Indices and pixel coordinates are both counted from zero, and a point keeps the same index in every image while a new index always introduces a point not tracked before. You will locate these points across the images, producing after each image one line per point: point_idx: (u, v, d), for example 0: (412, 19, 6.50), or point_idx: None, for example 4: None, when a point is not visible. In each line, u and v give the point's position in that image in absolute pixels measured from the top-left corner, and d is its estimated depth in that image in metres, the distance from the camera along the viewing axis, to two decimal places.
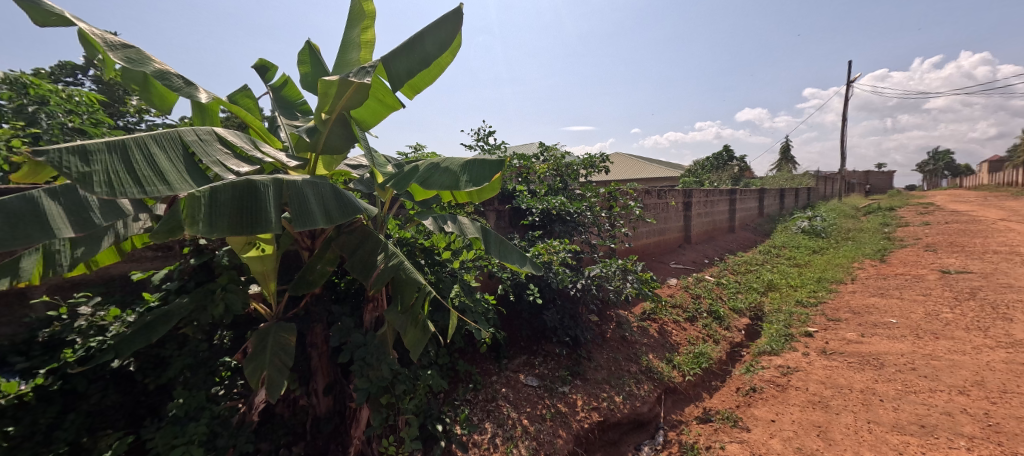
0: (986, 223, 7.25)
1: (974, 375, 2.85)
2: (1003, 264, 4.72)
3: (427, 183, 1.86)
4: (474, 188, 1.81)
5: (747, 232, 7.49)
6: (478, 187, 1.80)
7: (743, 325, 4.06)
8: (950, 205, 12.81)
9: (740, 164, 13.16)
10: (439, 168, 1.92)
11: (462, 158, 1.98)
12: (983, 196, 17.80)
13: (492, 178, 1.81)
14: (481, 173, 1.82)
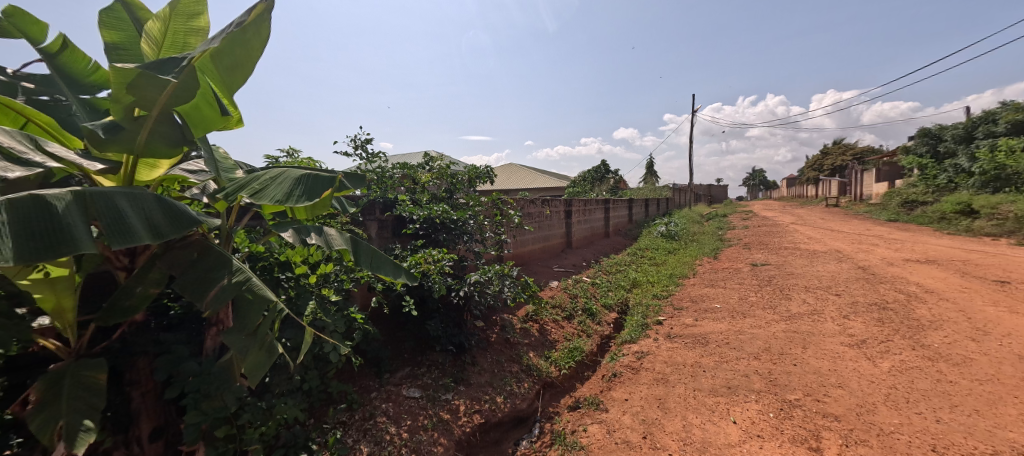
0: (783, 226, 9.50)
1: (764, 342, 3.71)
2: (788, 257, 6.25)
3: (258, 195, 1.83)
4: (305, 202, 1.76)
5: (621, 237, 8.57)
6: (308, 201, 1.77)
7: (611, 319, 4.62)
8: (763, 213, 16.50)
9: (616, 177, 14.97)
10: (275, 180, 1.90)
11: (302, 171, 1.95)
12: (786, 206, 23.27)
13: (322, 195, 1.82)
14: (315, 189, 1.82)
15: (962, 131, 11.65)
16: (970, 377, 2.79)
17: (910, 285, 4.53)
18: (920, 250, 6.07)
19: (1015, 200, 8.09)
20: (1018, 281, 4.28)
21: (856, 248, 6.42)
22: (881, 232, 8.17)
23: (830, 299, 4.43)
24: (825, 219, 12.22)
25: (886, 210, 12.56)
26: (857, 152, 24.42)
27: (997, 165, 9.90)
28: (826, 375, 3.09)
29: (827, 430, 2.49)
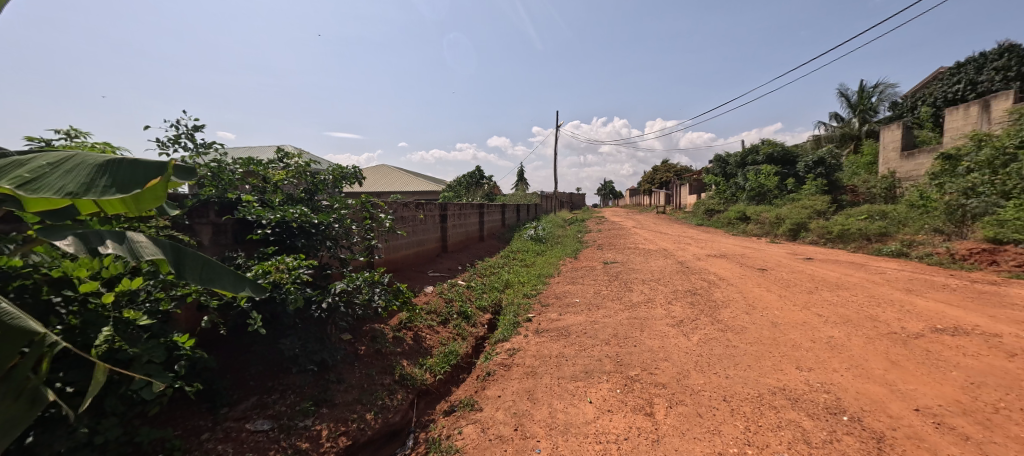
0: (626, 230, 11.37)
1: (613, 329, 4.37)
2: (631, 255, 7.52)
3: (39, 185, 1.42)
4: (117, 195, 1.46)
5: (495, 241, 8.97)
6: (123, 193, 1.48)
7: (486, 320, 4.79)
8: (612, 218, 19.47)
9: (490, 183, 15.65)
10: (65, 170, 1.51)
11: (109, 158, 1.61)
12: (629, 212, 27.96)
13: (147, 184, 1.54)
14: (130, 179, 1.52)
15: (738, 159, 15.84)
16: (744, 340, 3.80)
17: (709, 274, 5.94)
18: (716, 247, 8.01)
19: (766, 210, 11.39)
20: (769, 268, 6.03)
21: (676, 247, 8.10)
22: (692, 233, 10.50)
23: (659, 289, 5.49)
24: (656, 223, 15.09)
25: (696, 217, 16.18)
26: (675, 171, 30.96)
27: (758, 184, 13.78)
28: (656, 351, 3.79)
29: (657, 396, 3.07)
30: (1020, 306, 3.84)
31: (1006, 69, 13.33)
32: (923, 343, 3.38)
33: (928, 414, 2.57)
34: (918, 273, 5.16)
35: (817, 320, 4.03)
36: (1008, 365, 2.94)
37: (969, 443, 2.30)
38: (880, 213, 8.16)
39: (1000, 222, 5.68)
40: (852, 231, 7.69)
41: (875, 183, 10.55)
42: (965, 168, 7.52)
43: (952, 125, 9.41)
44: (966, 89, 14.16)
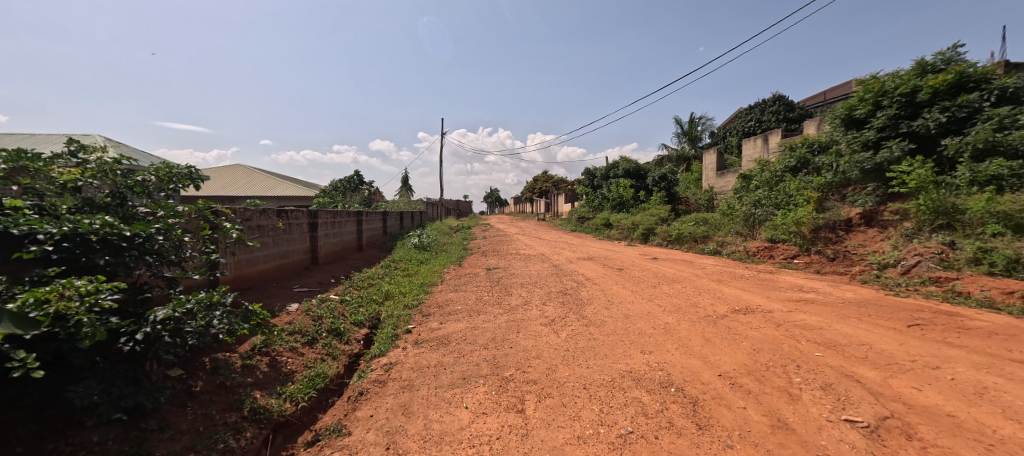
0: (510, 236, 11.99)
1: (491, 333, 4.53)
2: (513, 261, 7.92)
3: None
4: None
5: (375, 250, 8.48)
6: None
7: (361, 335, 4.49)
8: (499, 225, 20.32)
9: (370, 189, 14.79)
10: None
11: None
12: (516, 219, 29.49)
13: None
14: None
15: (603, 172, 18.14)
16: (603, 333, 4.33)
17: (578, 275, 6.63)
18: (585, 251, 8.98)
19: (626, 217, 13.23)
20: (625, 267, 7.01)
21: (552, 251, 8.84)
22: (568, 239, 11.58)
23: (536, 292, 5.90)
24: (538, 229, 16.25)
25: (572, 223, 17.91)
26: (555, 182, 33.96)
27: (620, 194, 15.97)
28: (529, 350, 4.05)
29: (528, 393, 3.28)
30: (782, 288, 5.25)
31: (777, 113, 18.18)
32: (727, 321, 4.33)
33: (727, 377, 3.30)
34: (725, 267, 6.62)
35: (657, 309, 4.83)
36: (775, 333, 3.97)
37: (750, 396, 3.04)
38: (703, 219, 10.22)
39: (772, 226, 7.67)
40: (685, 234, 9.46)
41: (699, 195, 13.24)
42: (754, 185, 9.95)
43: (747, 152, 12.39)
44: (756, 125, 18.84)
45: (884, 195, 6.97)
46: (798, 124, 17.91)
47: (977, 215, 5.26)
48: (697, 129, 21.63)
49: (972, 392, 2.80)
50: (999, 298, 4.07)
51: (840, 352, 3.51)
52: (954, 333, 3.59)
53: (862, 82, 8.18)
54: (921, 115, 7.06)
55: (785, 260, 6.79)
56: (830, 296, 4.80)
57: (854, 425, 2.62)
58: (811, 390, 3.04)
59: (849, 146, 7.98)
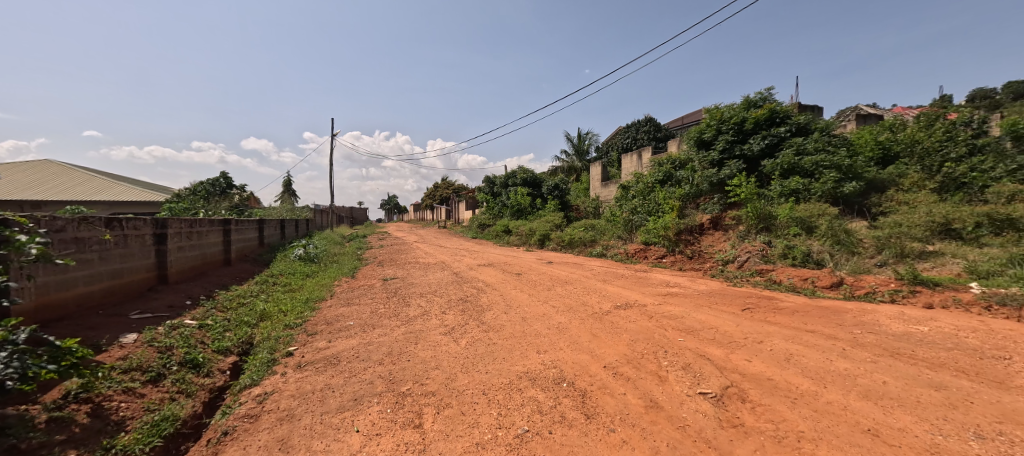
0: (409, 245, 11.59)
1: (387, 347, 4.29)
2: (412, 270, 7.66)
3: None
4: None
5: (248, 264, 7.32)
6: None
7: (226, 365, 3.81)
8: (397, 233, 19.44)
9: (242, 193, 12.79)
10: None
11: None
12: (416, 226, 28.56)
13: None
14: None
15: (502, 181, 18.80)
16: (502, 337, 4.46)
17: (478, 282, 6.72)
18: (485, 257, 9.15)
19: (524, 224, 13.90)
20: (523, 272, 7.36)
21: (453, 259, 8.81)
22: (469, 246, 11.68)
23: (435, 301, 5.79)
24: (439, 237, 16.05)
25: (473, 231, 18.15)
26: (456, 189, 33.99)
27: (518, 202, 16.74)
28: (428, 362, 3.94)
29: (426, 406, 3.19)
30: (653, 284, 6.10)
31: (648, 133, 21.22)
32: (610, 316, 4.85)
33: (611, 367, 3.69)
34: (609, 268, 7.43)
35: (552, 310, 5.17)
36: (647, 324, 4.58)
37: (629, 382, 3.45)
38: (591, 225, 11.31)
39: (646, 230, 8.86)
40: (576, 239, 10.34)
41: (587, 204, 14.66)
42: (631, 195, 11.38)
43: (625, 166, 14.18)
44: (632, 143, 21.67)
45: (725, 204, 8.66)
46: (664, 144, 21.16)
47: (783, 219, 6.90)
48: (585, 143, 23.94)
49: (782, 358, 3.64)
50: (798, 283, 5.37)
51: (695, 335, 4.21)
52: (771, 312, 4.61)
53: (709, 110, 10.03)
54: (747, 141, 9.00)
55: (656, 259, 7.93)
56: (688, 289, 5.74)
57: (705, 396, 3.18)
58: (675, 370, 3.58)
59: (700, 163, 9.71)
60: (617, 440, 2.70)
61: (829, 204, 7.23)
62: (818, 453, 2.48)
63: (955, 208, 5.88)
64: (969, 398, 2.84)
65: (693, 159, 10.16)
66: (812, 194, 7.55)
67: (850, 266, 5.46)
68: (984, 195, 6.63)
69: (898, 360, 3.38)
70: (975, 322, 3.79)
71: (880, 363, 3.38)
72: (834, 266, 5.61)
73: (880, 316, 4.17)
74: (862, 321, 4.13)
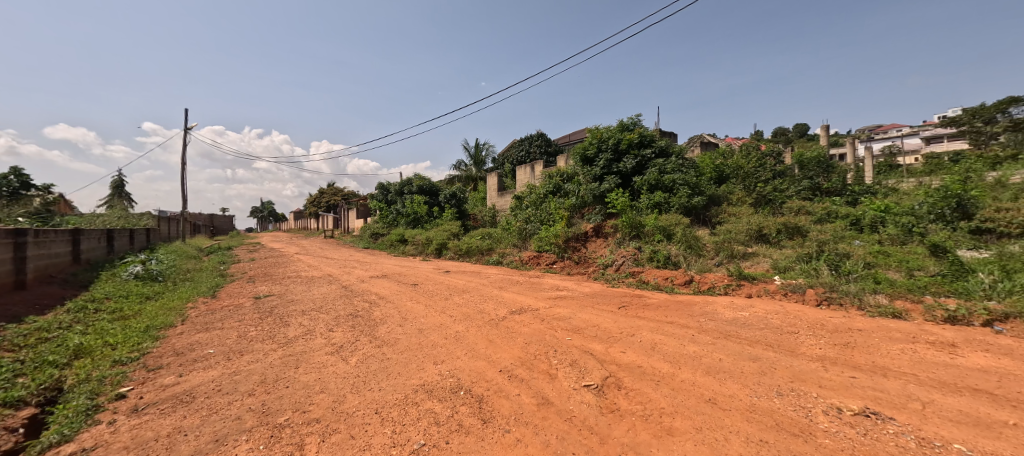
0: (288, 257, 10.33)
1: (260, 375, 3.75)
2: (292, 285, 6.83)
3: None
4: None
5: (55, 286, 5.65)
6: None
7: (17, 421, 2.82)
8: (273, 244, 17.11)
9: (45, 194, 9.82)
10: None
11: None
12: (295, 236, 25.51)
13: None
14: None
15: (397, 188, 18.11)
16: (396, 351, 4.29)
17: (371, 295, 6.34)
18: (378, 268, 8.68)
19: (420, 233, 13.58)
20: (419, 282, 7.19)
21: (341, 271, 8.15)
22: (360, 257, 10.91)
23: (320, 318, 5.27)
24: (325, 248, 14.64)
25: (365, 241, 17.01)
26: (345, 195, 31.48)
27: (414, 211, 16.29)
28: (312, 386, 3.56)
29: (309, 435, 2.88)
30: (545, 288, 6.55)
31: (540, 147, 22.85)
32: (506, 322, 5.05)
33: (506, 371, 3.84)
34: (505, 275, 7.74)
35: (449, 320, 5.16)
36: (540, 326, 4.90)
37: (523, 383, 3.64)
38: (488, 233, 11.65)
39: (538, 238, 9.46)
40: (473, 247, 10.50)
41: (484, 212, 15.11)
42: (525, 205, 12.09)
43: (519, 178, 15.03)
44: (525, 156, 23.08)
45: (604, 214, 9.81)
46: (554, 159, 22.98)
47: (648, 227, 8.14)
48: (482, 154, 24.57)
49: (648, 346, 4.26)
50: (661, 281, 6.35)
51: (580, 334, 4.66)
52: (641, 309, 5.37)
53: (591, 130, 11.26)
54: (621, 160, 10.36)
55: (547, 264, 8.54)
56: (575, 291, 6.32)
57: (589, 388, 3.55)
58: (563, 367, 3.90)
59: (584, 177, 10.83)
60: (511, 440, 2.82)
61: (682, 215, 8.74)
62: (675, 424, 3.00)
63: (763, 219, 7.67)
64: (773, 365, 3.74)
65: (578, 173, 11.28)
66: (670, 206, 9.04)
67: (697, 266, 6.67)
68: (781, 208, 8.80)
69: (729, 340, 4.27)
70: (776, 307, 5.00)
71: (717, 344, 4.22)
72: (686, 266, 6.79)
73: (717, 306, 5.20)
74: (706, 311, 5.10)
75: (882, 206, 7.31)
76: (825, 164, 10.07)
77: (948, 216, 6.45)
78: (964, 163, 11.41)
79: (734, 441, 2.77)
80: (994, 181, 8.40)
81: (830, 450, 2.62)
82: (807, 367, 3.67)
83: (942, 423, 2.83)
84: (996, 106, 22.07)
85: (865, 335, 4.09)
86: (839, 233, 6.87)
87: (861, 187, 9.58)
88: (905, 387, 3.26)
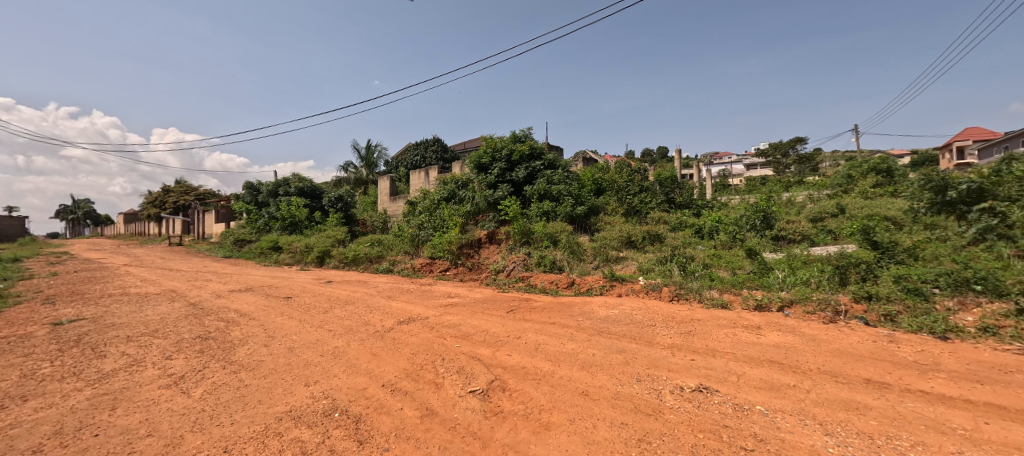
0: (112, 271, 8.27)
1: (52, 425, 2.90)
2: (114, 307, 5.46)
3: None
4: None
5: None
6: None
7: None
8: (90, 255, 13.46)
9: None
10: None
11: None
12: (126, 244, 20.47)
13: None
14: None
15: (270, 188, 15.96)
16: (258, 375, 3.74)
17: (230, 312, 5.44)
18: (241, 281, 7.51)
19: (299, 239, 12.19)
20: (294, 295, 6.43)
21: (190, 286, 6.83)
22: (218, 268, 9.29)
23: (154, 344, 4.33)
24: (171, 258, 12.11)
25: (228, 249, 14.56)
26: (202, 194, 26.53)
27: (291, 214, 14.57)
28: (135, 429, 2.88)
29: None
30: (436, 296, 6.46)
31: (436, 152, 22.63)
32: (392, 333, 4.82)
33: (389, 385, 3.65)
34: (394, 284, 7.40)
35: (328, 335, 4.72)
36: (429, 335, 4.79)
37: (406, 396, 3.50)
38: (378, 240, 11.02)
39: (432, 245, 9.28)
40: (360, 255, 9.80)
41: (375, 218, 14.39)
42: (419, 211, 11.79)
43: (414, 182, 14.65)
44: (421, 161, 22.64)
45: (498, 221, 10.16)
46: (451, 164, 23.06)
47: (537, 234, 8.67)
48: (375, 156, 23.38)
49: (532, 347, 4.51)
50: (546, 285, 6.79)
51: (469, 340, 4.69)
52: (528, 312, 5.65)
53: (486, 139, 11.55)
54: (514, 170, 10.86)
55: (440, 272, 8.43)
56: (466, 298, 6.36)
57: (475, 393, 3.59)
58: (450, 375, 3.88)
59: (479, 185, 11.06)
60: None
61: (567, 223, 9.53)
62: (551, 419, 3.21)
63: (632, 227, 8.79)
64: (634, 356, 4.29)
65: (473, 180, 11.45)
66: (557, 215, 9.78)
67: (578, 270, 7.32)
68: (645, 219, 10.22)
69: (601, 336, 4.76)
70: (639, 304, 5.76)
71: (591, 340, 4.67)
72: (569, 270, 7.40)
73: (593, 306, 5.77)
74: (583, 310, 5.61)
75: (715, 217, 9.03)
76: (678, 182, 12.07)
77: (757, 226, 8.28)
78: (768, 185, 14.86)
79: (600, 427, 3.07)
80: (785, 200, 11.11)
81: (673, 424, 3.09)
82: (660, 354, 4.30)
83: (748, 390, 3.58)
84: (788, 143, 29.38)
85: (701, 324, 4.97)
86: (686, 240, 8.27)
87: (703, 202, 11.71)
88: (726, 364, 4.05)
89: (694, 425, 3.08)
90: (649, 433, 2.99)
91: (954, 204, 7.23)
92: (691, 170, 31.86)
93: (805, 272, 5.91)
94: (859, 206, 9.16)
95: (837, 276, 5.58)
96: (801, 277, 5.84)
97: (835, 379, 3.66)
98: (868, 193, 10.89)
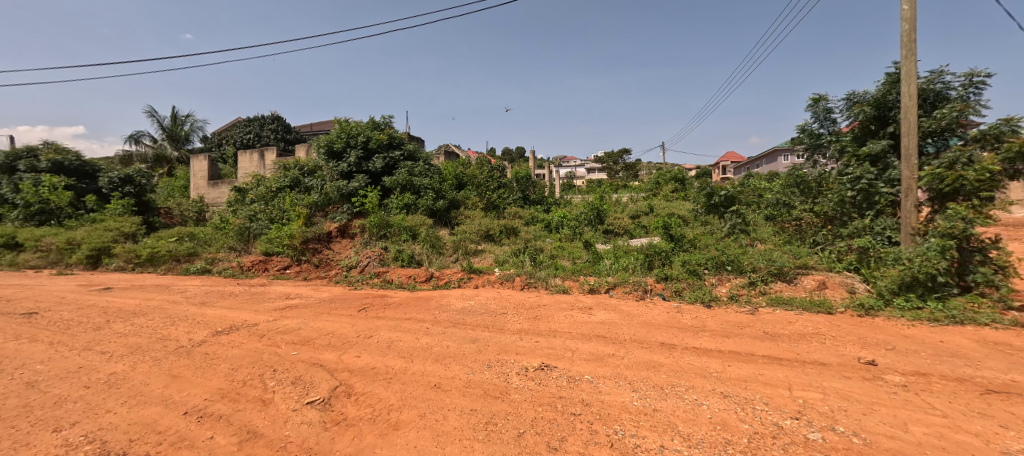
0: None
1: None
2: None
3: None
4: None
5: None
6: None
7: None
8: None
9: None
10: None
11: None
12: None
13: None
14: None
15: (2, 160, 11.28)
16: None
17: None
18: None
19: (55, 234, 8.93)
20: (40, 310, 4.70)
21: None
22: None
23: None
24: None
25: None
26: None
27: (42, 199, 10.49)
28: None
29: None
30: (270, 299, 5.60)
31: (276, 132, 19.70)
32: (204, 347, 3.99)
33: (194, 412, 2.99)
34: (211, 287, 6.12)
35: (100, 359, 3.62)
36: (257, 345, 4.13)
37: (220, 421, 2.92)
38: (190, 235, 9.00)
39: (267, 239, 7.99)
40: (161, 252, 7.80)
41: (187, 206, 12.31)
42: (252, 200, 10.03)
43: (244, 165, 12.48)
44: (254, 139, 19.39)
45: (351, 213, 9.52)
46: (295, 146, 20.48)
47: (395, 228, 8.36)
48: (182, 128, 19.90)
49: (385, 346, 4.33)
50: (404, 279, 6.61)
51: (310, 345, 4.22)
52: (382, 309, 5.41)
53: (340, 123, 10.56)
54: (371, 159, 10.19)
55: (278, 271, 7.31)
56: (310, 298, 5.71)
57: (313, 404, 3.23)
58: (282, 388, 3.41)
59: (330, 173, 10.04)
60: None
61: (427, 216, 9.48)
62: (401, 418, 3.14)
63: (490, 222, 9.26)
64: (488, 343, 4.53)
65: (323, 168, 10.32)
66: (418, 208, 9.63)
67: (437, 263, 7.34)
68: (504, 213, 10.88)
69: (456, 328, 4.88)
70: (493, 294, 6.12)
71: (446, 333, 4.74)
72: (428, 264, 7.35)
73: (451, 298, 5.88)
74: (440, 303, 5.67)
75: (560, 213, 10.24)
76: (532, 181, 13.29)
77: (593, 221, 9.73)
78: (604, 187, 17.63)
79: (449, 418, 3.14)
80: (614, 199, 13.34)
81: (516, 403, 3.39)
82: (509, 340, 4.64)
83: (579, 362, 4.17)
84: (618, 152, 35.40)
85: (545, 308, 5.56)
86: (537, 233, 9.15)
87: (553, 199, 13.13)
88: (564, 342, 4.63)
89: (534, 401, 3.43)
90: (495, 415, 3.20)
91: (717, 207, 9.98)
92: (544, 171, 35.41)
93: (625, 260, 7.19)
94: (663, 206, 11.63)
95: (645, 262, 6.96)
96: (622, 264, 7.09)
97: (641, 346, 4.56)
98: (668, 195, 13.99)
